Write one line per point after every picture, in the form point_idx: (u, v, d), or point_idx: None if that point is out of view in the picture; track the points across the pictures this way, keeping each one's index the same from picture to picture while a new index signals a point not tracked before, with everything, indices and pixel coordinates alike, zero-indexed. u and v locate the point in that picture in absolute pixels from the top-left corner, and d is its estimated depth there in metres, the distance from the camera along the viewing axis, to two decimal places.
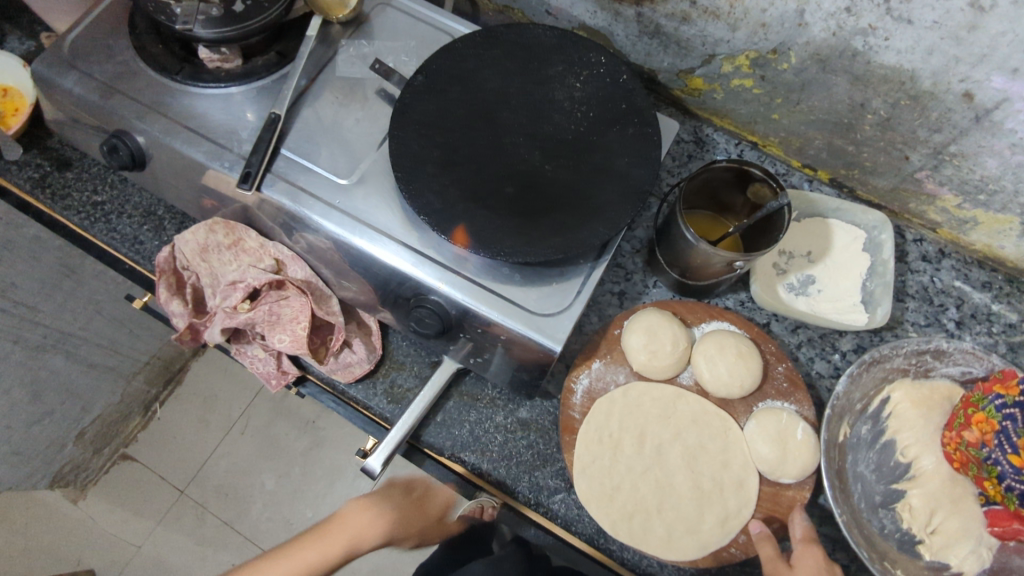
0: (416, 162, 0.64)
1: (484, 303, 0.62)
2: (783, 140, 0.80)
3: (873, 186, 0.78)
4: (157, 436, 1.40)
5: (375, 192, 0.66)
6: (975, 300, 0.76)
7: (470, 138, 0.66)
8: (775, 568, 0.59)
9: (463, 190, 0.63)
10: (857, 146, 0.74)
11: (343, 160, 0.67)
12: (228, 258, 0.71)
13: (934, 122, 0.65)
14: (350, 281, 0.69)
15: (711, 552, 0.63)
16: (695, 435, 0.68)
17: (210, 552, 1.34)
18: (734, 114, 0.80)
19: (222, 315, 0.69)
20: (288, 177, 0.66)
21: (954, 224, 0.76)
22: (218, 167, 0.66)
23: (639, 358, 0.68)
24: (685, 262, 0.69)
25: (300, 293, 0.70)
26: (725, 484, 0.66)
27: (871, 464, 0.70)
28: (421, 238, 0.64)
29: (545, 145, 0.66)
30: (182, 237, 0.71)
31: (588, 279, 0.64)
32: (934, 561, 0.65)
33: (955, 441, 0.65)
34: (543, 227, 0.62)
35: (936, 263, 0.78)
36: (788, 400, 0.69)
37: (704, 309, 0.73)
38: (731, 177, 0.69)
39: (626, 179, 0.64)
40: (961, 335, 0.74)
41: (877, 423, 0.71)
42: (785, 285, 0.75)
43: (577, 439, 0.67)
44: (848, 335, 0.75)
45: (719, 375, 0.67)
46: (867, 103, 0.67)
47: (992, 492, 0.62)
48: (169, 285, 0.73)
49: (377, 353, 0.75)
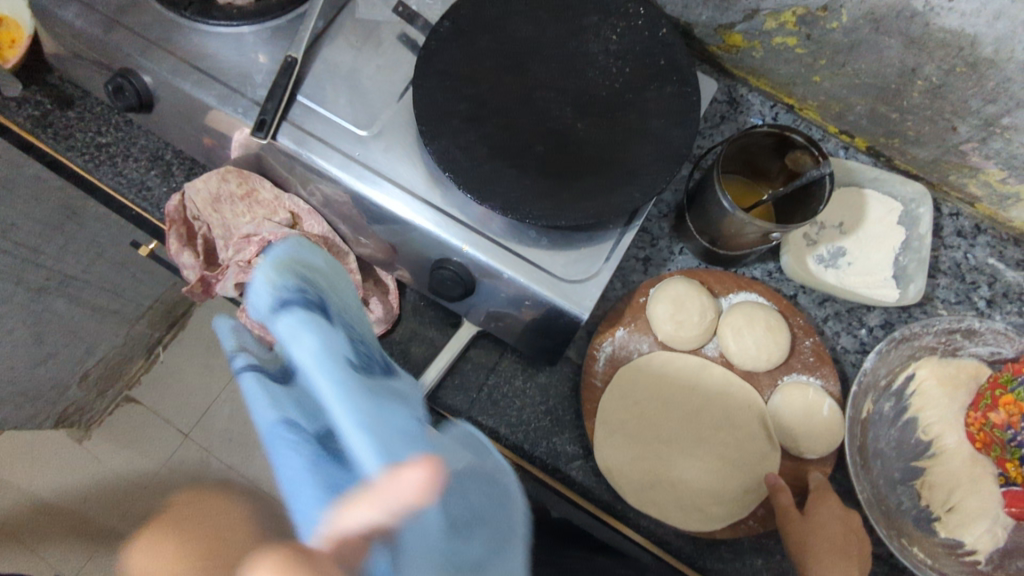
0: (442, 115, 0.60)
1: (509, 267, 0.59)
2: (822, 104, 0.76)
3: (913, 156, 0.75)
4: None
5: (397, 145, 0.62)
6: (1008, 278, 0.74)
7: (498, 92, 0.62)
8: (790, 518, 0.60)
9: (491, 146, 0.60)
10: (901, 114, 0.70)
11: (364, 108, 0.63)
12: (240, 209, 0.67)
13: (990, 91, 0.61)
14: (368, 237, 0.67)
15: (731, 523, 0.63)
16: (720, 407, 0.67)
17: None
18: (773, 74, 0.77)
19: (235, 269, 0.65)
20: (305, 126, 0.62)
21: (994, 198, 0.73)
22: (230, 112, 0.63)
23: (665, 328, 0.67)
24: (716, 230, 0.66)
25: (318, 248, 0.67)
26: (748, 456, 0.65)
27: (891, 441, 0.69)
28: (445, 195, 0.61)
29: (578, 101, 0.62)
30: (193, 185, 0.67)
31: (618, 244, 0.61)
32: (948, 539, 0.65)
33: (980, 422, 0.67)
34: (574, 189, 0.59)
35: (971, 239, 0.76)
36: (814, 374, 0.68)
37: (733, 279, 0.71)
38: (771, 144, 0.66)
39: (663, 142, 0.61)
40: (991, 315, 0.73)
41: (900, 400, 0.70)
42: (815, 257, 0.73)
43: (599, 407, 0.67)
44: (876, 310, 0.73)
45: (745, 347, 0.66)
46: (919, 68, 0.64)
47: (1014, 472, 0.64)
48: (179, 236, 0.71)
49: (394, 312, 0.73)
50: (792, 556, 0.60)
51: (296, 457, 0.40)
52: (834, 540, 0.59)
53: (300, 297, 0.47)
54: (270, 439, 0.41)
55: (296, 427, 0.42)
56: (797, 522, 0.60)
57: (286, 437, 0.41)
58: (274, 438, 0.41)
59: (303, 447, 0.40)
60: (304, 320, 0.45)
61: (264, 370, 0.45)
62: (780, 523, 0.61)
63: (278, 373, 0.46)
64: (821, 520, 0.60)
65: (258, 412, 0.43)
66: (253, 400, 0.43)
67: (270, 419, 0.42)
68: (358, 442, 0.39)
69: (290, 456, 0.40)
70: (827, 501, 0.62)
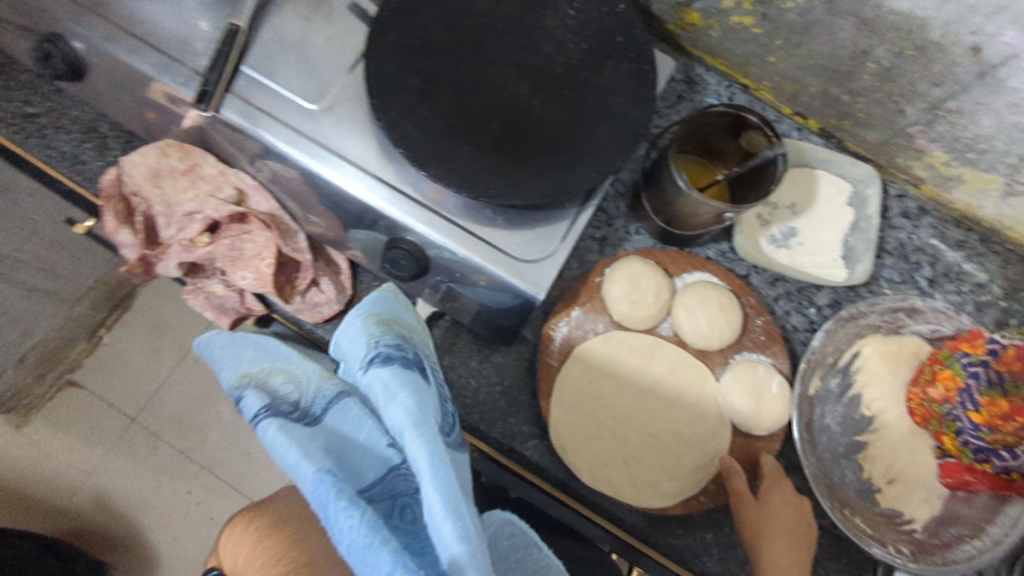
0: (394, 89, 0.58)
1: (464, 246, 0.58)
2: (777, 84, 0.77)
3: (863, 138, 0.76)
4: (103, 364, 1.29)
5: (347, 120, 0.60)
6: (949, 258, 0.77)
7: (451, 66, 0.60)
8: (744, 500, 0.62)
9: (445, 122, 0.58)
10: (852, 96, 0.71)
11: (312, 79, 0.60)
12: (182, 185, 0.64)
13: (937, 75, 0.62)
14: (318, 215, 0.65)
15: (682, 499, 0.65)
16: (674, 385, 0.68)
17: (165, 480, 1.29)
18: (729, 54, 0.77)
19: (180, 248, 0.66)
20: (248, 98, 0.59)
21: (938, 180, 0.75)
22: (170, 81, 0.59)
23: (620, 308, 0.67)
24: (672, 210, 0.66)
25: (265, 228, 0.65)
26: (700, 433, 0.67)
27: (837, 416, 0.72)
28: (398, 172, 0.59)
29: (534, 77, 0.61)
30: (130, 159, 0.64)
31: (573, 224, 0.61)
32: (887, 509, 0.68)
33: (919, 397, 0.67)
34: (530, 168, 0.58)
35: (916, 220, 0.78)
36: (764, 352, 0.69)
37: (687, 259, 0.71)
38: (726, 123, 0.66)
39: (619, 120, 0.60)
40: (932, 294, 0.76)
41: (846, 376, 0.72)
42: (768, 237, 0.74)
43: (554, 386, 0.67)
44: (825, 290, 0.75)
45: (699, 326, 0.67)
46: (870, 51, 0.64)
47: (949, 445, 0.65)
48: (117, 213, 0.68)
49: (347, 293, 0.72)
50: (745, 537, 0.62)
51: (358, 519, 0.36)
52: (785, 525, 0.62)
53: (410, 353, 0.50)
54: (318, 497, 0.38)
55: (335, 474, 0.40)
56: (752, 509, 0.61)
57: (330, 481, 0.39)
58: (321, 495, 0.38)
59: (362, 508, 0.37)
60: (395, 385, 0.45)
61: (286, 416, 0.44)
62: (735, 507, 0.62)
63: (309, 410, 0.47)
64: (774, 506, 0.62)
65: (298, 468, 0.40)
66: (280, 446, 0.41)
67: (313, 471, 0.39)
68: (446, 531, 0.38)
69: (349, 519, 0.36)
70: (780, 486, 0.64)
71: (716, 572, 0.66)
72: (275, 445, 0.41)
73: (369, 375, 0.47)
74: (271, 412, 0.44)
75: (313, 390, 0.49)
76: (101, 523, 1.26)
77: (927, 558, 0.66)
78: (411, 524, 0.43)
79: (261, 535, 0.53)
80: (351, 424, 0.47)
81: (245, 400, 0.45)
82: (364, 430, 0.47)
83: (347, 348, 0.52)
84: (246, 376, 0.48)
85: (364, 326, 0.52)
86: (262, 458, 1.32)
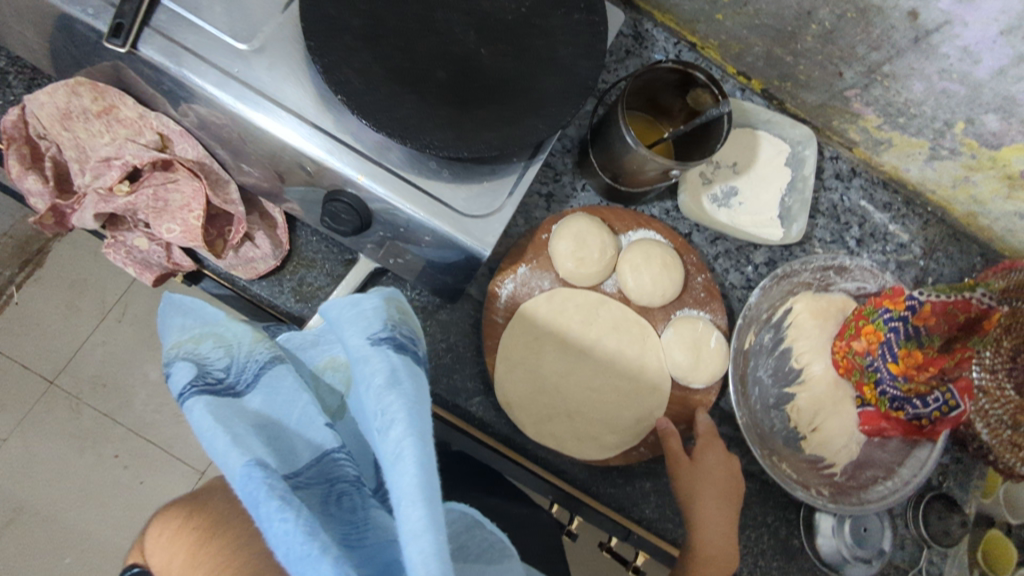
0: (332, 29, 0.54)
1: (407, 200, 0.56)
2: (723, 43, 0.77)
3: (802, 100, 0.78)
4: (15, 324, 1.21)
5: (281, 62, 0.56)
6: (876, 220, 0.81)
7: (395, 9, 0.57)
8: (678, 462, 0.64)
9: (388, 69, 0.55)
10: (794, 57, 0.72)
11: (239, 16, 0.55)
12: (97, 129, 0.59)
13: (875, 39, 0.63)
14: (251, 165, 0.61)
15: (622, 450, 0.66)
16: (615, 340, 0.69)
17: (89, 444, 1.22)
18: (677, 10, 0.76)
19: (96, 197, 0.61)
20: (169, 33, 0.54)
21: (870, 144, 0.78)
22: (77, 13, 0.53)
23: (566, 265, 0.67)
24: (619, 166, 0.66)
25: (193, 176, 0.61)
26: (641, 386, 0.68)
27: (769, 369, 0.76)
28: (337, 120, 0.56)
29: (481, 24, 0.59)
30: (34, 97, 0.58)
31: (521, 178, 0.60)
32: (811, 455, 0.73)
33: (843, 349, 0.71)
34: (477, 119, 0.56)
35: (848, 182, 0.81)
36: (704, 309, 0.71)
37: (633, 217, 0.72)
38: (675, 80, 0.65)
39: (569, 73, 0.59)
40: (860, 253, 0.80)
41: (778, 331, 0.76)
42: (709, 196, 0.75)
43: (500, 343, 0.67)
44: (762, 249, 0.78)
45: (642, 283, 0.68)
46: (813, 12, 0.65)
47: (869, 394, 0.69)
48: (21, 157, 0.61)
49: (284, 249, 0.69)
50: (677, 495, 0.64)
51: (293, 523, 0.32)
52: (717, 484, 0.64)
53: (414, 342, 0.42)
54: (247, 495, 0.33)
55: (268, 467, 0.35)
56: (686, 467, 0.63)
57: (261, 477, 0.34)
58: (250, 492, 0.33)
59: (298, 507, 0.33)
60: (402, 376, 0.38)
61: (215, 389, 0.40)
62: (670, 468, 0.64)
63: (237, 380, 0.43)
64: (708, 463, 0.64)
65: (225, 458, 0.35)
66: (205, 430, 0.37)
67: (242, 463, 0.35)
68: (420, 543, 0.31)
69: (283, 523, 0.32)
70: (713, 446, 0.65)
71: (654, 518, 0.69)
72: (201, 429, 0.37)
73: (367, 353, 0.39)
74: (198, 387, 0.40)
75: (245, 354, 0.44)
76: (16, 490, 1.18)
77: (844, 498, 0.71)
78: (350, 513, 0.39)
79: (202, 538, 0.38)
80: (282, 402, 0.43)
81: (173, 371, 0.41)
82: (298, 407, 0.42)
83: (343, 320, 0.42)
84: (177, 346, 0.43)
85: (380, 306, 0.43)
86: None
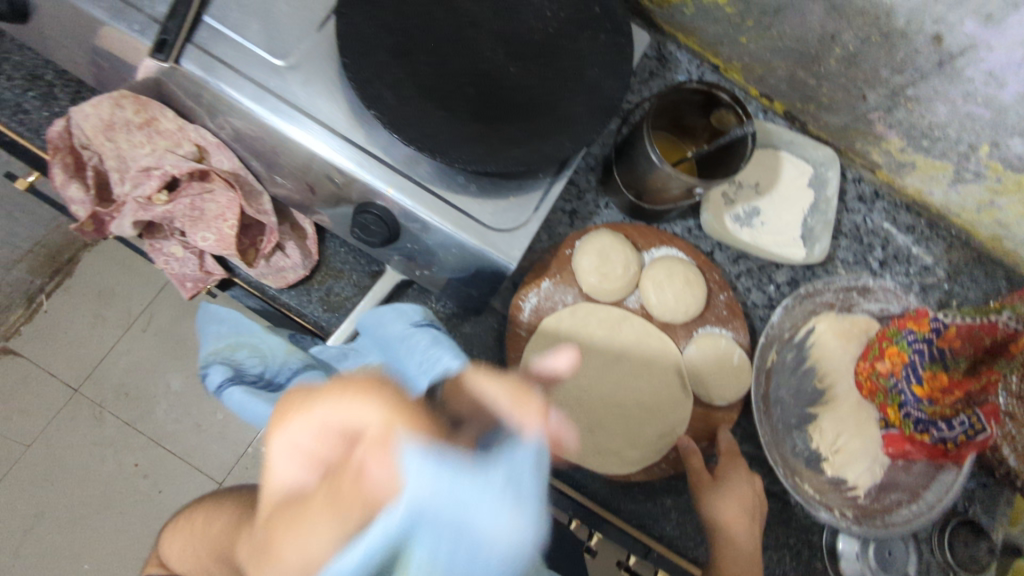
0: (366, 47, 0.56)
1: (436, 213, 0.57)
2: (746, 66, 0.78)
3: (825, 122, 0.78)
4: (43, 332, 1.25)
5: (316, 78, 0.57)
6: (899, 242, 0.81)
7: (428, 29, 0.59)
8: (699, 480, 0.64)
9: (418, 85, 0.57)
10: (818, 80, 0.73)
11: (278, 34, 0.57)
12: (139, 140, 0.61)
13: (899, 62, 0.64)
14: (284, 177, 0.62)
15: (643, 467, 0.66)
16: (638, 356, 0.69)
17: (110, 452, 1.23)
18: (701, 33, 0.77)
19: (135, 206, 0.63)
20: (210, 49, 0.56)
21: (893, 166, 0.78)
22: (124, 29, 0.55)
23: (589, 280, 0.68)
24: (643, 184, 0.67)
25: (227, 187, 0.63)
26: (662, 403, 0.68)
27: (791, 389, 0.75)
28: (368, 135, 0.58)
29: (510, 44, 0.60)
30: (79, 109, 0.59)
31: (546, 194, 0.61)
32: (834, 477, 0.72)
33: (868, 370, 0.70)
34: (505, 135, 0.57)
35: (870, 205, 0.82)
36: (726, 327, 0.71)
37: (656, 234, 0.73)
38: (699, 100, 0.66)
39: (595, 92, 0.60)
40: (883, 275, 0.80)
41: (801, 351, 0.76)
42: (732, 215, 0.76)
43: (523, 356, 0.67)
44: (784, 268, 0.78)
45: (665, 299, 0.69)
46: (837, 35, 0.66)
47: (893, 417, 0.69)
48: (65, 165, 0.63)
49: (313, 259, 0.70)
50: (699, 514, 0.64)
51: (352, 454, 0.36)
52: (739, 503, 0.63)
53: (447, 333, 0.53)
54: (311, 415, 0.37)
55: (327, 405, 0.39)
56: (708, 485, 0.63)
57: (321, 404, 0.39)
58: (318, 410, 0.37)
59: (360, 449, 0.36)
60: (443, 340, 0.49)
61: (254, 384, 0.45)
62: (692, 486, 0.64)
63: (274, 380, 0.46)
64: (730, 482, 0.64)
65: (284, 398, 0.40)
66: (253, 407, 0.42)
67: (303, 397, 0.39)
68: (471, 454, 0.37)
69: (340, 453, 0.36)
70: (735, 464, 0.65)
71: (676, 535, 0.69)
72: (246, 408, 0.42)
73: (411, 332, 0.51)
74: (238, 381, 0.44)
75: (279, 360, 0.48)
76: (37, 496, 1.19)
77: (868, 521, 0.70)
78: None
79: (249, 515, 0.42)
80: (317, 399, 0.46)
81: (211, 373, 0.45)
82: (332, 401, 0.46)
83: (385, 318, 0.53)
84: (215, 352, 0.48)
85: (418, 309, 0.55)
86: (214, 430, 1.29)
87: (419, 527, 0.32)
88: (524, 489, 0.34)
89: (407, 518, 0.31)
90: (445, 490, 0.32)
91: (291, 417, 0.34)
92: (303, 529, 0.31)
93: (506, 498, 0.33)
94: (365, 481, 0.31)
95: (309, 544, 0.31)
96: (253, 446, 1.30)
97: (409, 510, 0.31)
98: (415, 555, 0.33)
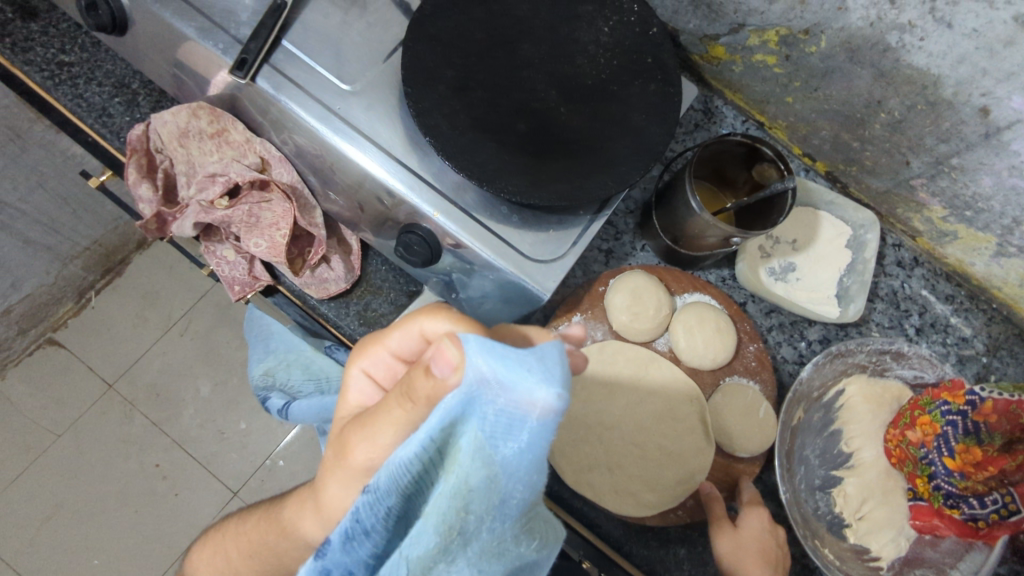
0: (427, 79, 0.60)
1: (477, 240, 0.59)
2: (791, 125, 0.80)
3: (867, 186, 0.79)
4: (88, 327, 1.30)
5: (378, 104, 0.61)
6: (937, 310, 0.80)
7: (487, 66, 0.62)
8: (720, 527, 0.63)
9: (473, 117, 0.60)
10: (861, 143, 0.74)
11: (348, 60, 0.61)
12: (209, 148, 0.66)
13: (945, 131, 0.65)
14: (337, 193, 0.66)
15: (659, 512, 0.66)
16: (664, 400, 0.69)
17: (134, 450, 1.26)
18: (748, 90, 0.80)
19: (197, 209, 0.66)
20: (284, 70, 0.60)
21: (934, 235, 0.78)
22: (209, 46, 0.60)
23: (620, 317, 0.69)
24: (681, 230, 0.68)
25: (284, 199, 0.66)
26: (685, 450, 0.68)
27: (816, 449, 0.75)
28: (421, 160, 0.61)
29: (564, 86, 0.63)
30: (159, 116, 0.65)
31: (585, 231, 0.62)
32: (856, 544, 0.70)
33: (897, 438, 0.69)
34: (550, 170, 0.60)
35: (909, 270, 0.81)
36: (754, 378, 0.71)
37: (690, 280, 0.74)
38: (742, 153, 0.68)
39: (642, 137, 0.63)
40: (919, 341, 0.79)
41: (829, 412, 0.75)
42: (768, 268, 0.76)
43: None
44: (817, 326, 0.78)
45: (694, 345, 0.69)
46: (884, 101, 0.67)
47: (922, 488, 0.67)
48: (139, 167, 0.68)
49: (355, 274, 0.73)
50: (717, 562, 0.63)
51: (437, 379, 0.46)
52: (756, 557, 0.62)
53: None
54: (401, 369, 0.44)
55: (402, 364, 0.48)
56: (728, 532, 0.62)
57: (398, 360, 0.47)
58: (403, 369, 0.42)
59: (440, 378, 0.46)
60: None
61: None
62: (712, 532, 0.63)
63: None
64: (750, 532, 0.62)
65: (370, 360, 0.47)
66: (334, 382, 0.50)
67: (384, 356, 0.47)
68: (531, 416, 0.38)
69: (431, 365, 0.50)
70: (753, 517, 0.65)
71: None
72: None
73: None
74: None
75: None
76: (60, 487, 1.22)
77: None
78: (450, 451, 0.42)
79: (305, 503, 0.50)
80: None
81: None
82: None
83: None
84: None
85: None
86: (236, 440, 1.31)
87: (474, 408, 0.34)
88: (559, 366, 0.34)
89: (464, 399, 0.34)
90: (501, 373, 0.33)
91: (371, 350, 0.48)
92: (376, 426, 0.39)
93: (545, 372, 0.34)
94: (433, 376, 0.35)
95: (381, 442, 0.39)
96: (271, 458, 1.31)
97: (466, 389, 0.34)
98: (468, 435, 0.35)
